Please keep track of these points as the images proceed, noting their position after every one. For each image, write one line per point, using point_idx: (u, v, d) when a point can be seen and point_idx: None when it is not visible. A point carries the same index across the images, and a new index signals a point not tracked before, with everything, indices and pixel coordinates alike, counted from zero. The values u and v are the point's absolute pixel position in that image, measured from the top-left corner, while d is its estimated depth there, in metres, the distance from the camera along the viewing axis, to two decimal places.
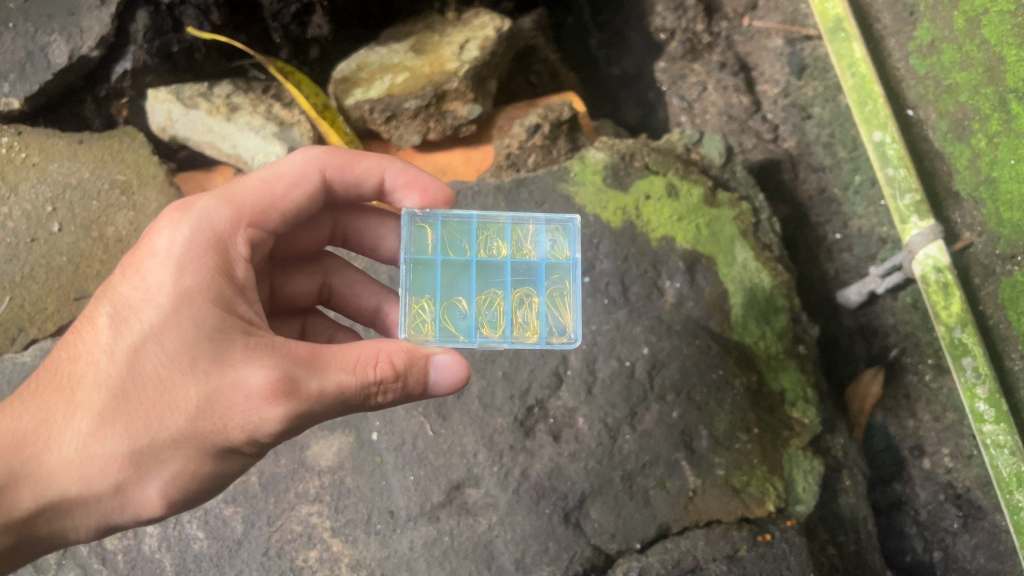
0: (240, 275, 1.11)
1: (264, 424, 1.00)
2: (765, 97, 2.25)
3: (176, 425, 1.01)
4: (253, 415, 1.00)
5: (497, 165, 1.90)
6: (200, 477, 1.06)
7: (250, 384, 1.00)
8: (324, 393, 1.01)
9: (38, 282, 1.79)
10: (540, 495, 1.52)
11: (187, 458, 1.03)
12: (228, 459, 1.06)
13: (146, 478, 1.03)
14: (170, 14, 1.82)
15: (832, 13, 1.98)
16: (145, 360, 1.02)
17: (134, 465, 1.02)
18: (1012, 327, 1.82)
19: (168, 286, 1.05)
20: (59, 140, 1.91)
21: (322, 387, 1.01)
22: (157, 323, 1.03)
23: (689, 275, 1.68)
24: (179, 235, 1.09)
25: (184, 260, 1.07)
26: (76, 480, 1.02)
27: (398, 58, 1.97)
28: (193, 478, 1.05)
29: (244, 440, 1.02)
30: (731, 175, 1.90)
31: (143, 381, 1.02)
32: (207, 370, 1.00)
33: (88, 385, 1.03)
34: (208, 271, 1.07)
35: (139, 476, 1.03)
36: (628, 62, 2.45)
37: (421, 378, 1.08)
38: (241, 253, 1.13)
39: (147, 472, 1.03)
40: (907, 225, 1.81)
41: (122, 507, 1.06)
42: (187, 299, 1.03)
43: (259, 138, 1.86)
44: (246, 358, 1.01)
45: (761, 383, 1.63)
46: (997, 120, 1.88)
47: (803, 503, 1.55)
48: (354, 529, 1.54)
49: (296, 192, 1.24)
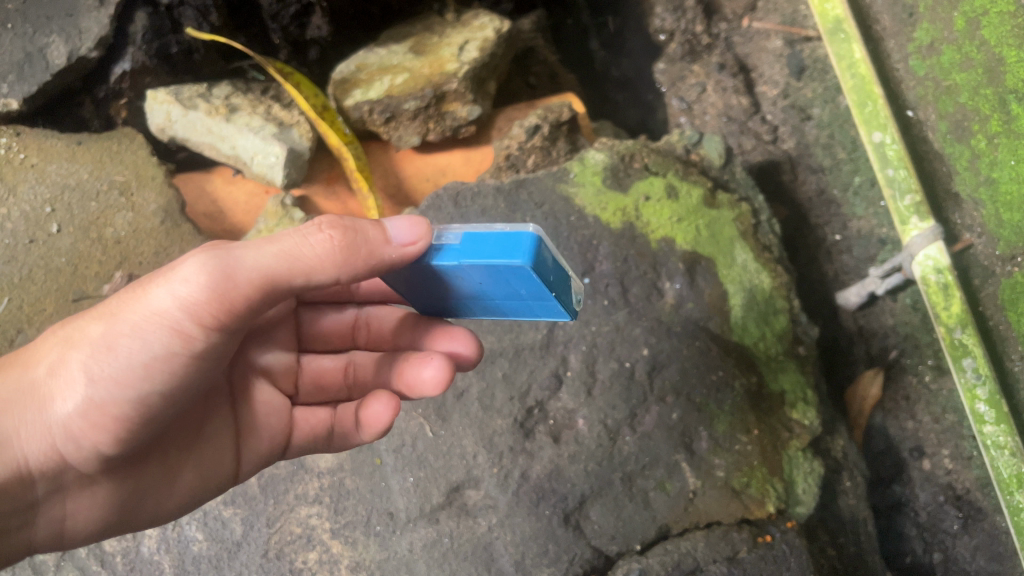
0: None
1: (185, 273, 0.98)
2: (765, 98, 2.25)
3: (111, 306, 1.03)
4: (180, 270, 0.99)
5: (497, 166, 1.89)
6: (123, 353, 0.99)
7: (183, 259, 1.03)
8: (250, 246, 0.99)
9: (37, 283, 1.77)
10: (540, 497, 1.51)
11: (115, 327, 1.00)
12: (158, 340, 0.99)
13: (76, 350, 1.02)
14: (169, 15, 1.82)
15: (832, 14, 1.98)
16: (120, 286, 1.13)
17: (68, 340, 1.03)
18: (1012, 328, 1.82)
19: None
20: (56, 141, 1.91)
21: (247, 245, 1.00)
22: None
23: (689, 276, 1.68)
24: None
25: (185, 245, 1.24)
26: (20, 366, 1.05)
27: (397, 60, 1.97)
28: (115, 353, 0.99)
29: (164, 295, 0.98)
30: (730, 176, 1.90)
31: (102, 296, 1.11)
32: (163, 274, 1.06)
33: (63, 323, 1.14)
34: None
35: (70, 349, 1.02)
36: (627, 63, 2.46)
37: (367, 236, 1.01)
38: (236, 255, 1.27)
39: (78, 344, 1.02)
40: (907, 226, 1.82)
41: (50, 393, 1.01)
42: None
43: (258, 139, 1.85)
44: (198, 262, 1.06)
45: (761, 384, 1.63)
46: (998, 120, 1.86)
47: (803, 504, 1.56)
48: (354, 530, 1.54)
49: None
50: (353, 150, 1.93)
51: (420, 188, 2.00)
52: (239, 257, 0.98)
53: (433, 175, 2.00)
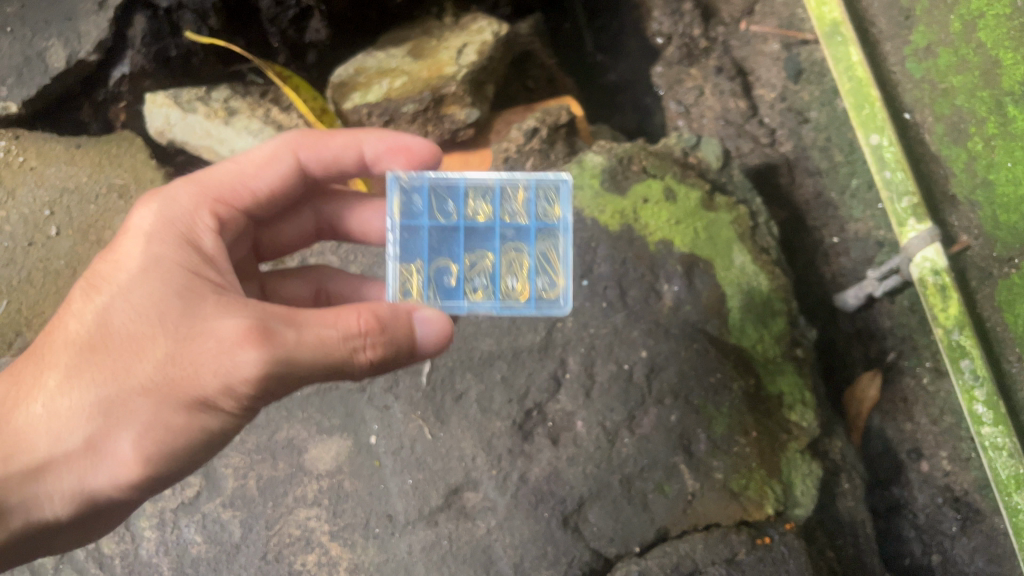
0: (207, 246, 1.14)
1: (237, 370, 0.96)
2: (763, 102, 2.26)
3: (145, 373, 0.99)
4: (226, 360, 0.97)
5: (495, 169, 1.88)
6: (174, 432, 1.00)
7: (222, 332, 0.98)
8: (300, 342, 0.98)
9: (36, 285, 1.79)
10: (539, 499, 1.52)
11: (158, 407, 0.99)
12: (203, 415, 1.01)
13: (116, 429, 1.01)
14: (168, 19, 1.80)
15: (828, 17, 1.98)
16: (115, 317, 1.04)
17: (104, 416, 1.00)
18: (1009, 329, 1.83)
19: (139, 256, 1.08)
20: (56, 145, 1.91)
21: (299, 338, 0.98)
22: (128, 284, 1.05)
23: (687, 278, 1.68)
24: (148, 216, 1.14)
25: (155, 232, 1.11)
26: (45, 435, 1.02)
27: (395, 63, 1.97)
28: (165, 433, 1.00)
29: (215, 391, 0.98)
30: (728, 179, 1.90)
31: (111, 334, 1.03)
32: (178, 322, 1.01)
33: (59, 346, 1.06)
34: (177, 244, 1.10)
35: (111, 428, 1.01)
36: (624, 66, 2.44)
37: (405, 334, 1.06)
38: (207, 226, 1.16)
39: (116, 421, 1.00)
40: (905, 228, 1.81)
41: (96, 467, 1.02)
42: (157, 266, 1.06)
43: (257, 142, 1.86)
44: (217, 312, 1.01)
45: (759, 386, 1.63)
46: (994, 122, 1.89)
47: (802, 506, 1.55)
48: (353, 533, 1.54)
49: (265, 174, 1.28)
50: None
51: None
52: (295, 364, 0.98)
53: None
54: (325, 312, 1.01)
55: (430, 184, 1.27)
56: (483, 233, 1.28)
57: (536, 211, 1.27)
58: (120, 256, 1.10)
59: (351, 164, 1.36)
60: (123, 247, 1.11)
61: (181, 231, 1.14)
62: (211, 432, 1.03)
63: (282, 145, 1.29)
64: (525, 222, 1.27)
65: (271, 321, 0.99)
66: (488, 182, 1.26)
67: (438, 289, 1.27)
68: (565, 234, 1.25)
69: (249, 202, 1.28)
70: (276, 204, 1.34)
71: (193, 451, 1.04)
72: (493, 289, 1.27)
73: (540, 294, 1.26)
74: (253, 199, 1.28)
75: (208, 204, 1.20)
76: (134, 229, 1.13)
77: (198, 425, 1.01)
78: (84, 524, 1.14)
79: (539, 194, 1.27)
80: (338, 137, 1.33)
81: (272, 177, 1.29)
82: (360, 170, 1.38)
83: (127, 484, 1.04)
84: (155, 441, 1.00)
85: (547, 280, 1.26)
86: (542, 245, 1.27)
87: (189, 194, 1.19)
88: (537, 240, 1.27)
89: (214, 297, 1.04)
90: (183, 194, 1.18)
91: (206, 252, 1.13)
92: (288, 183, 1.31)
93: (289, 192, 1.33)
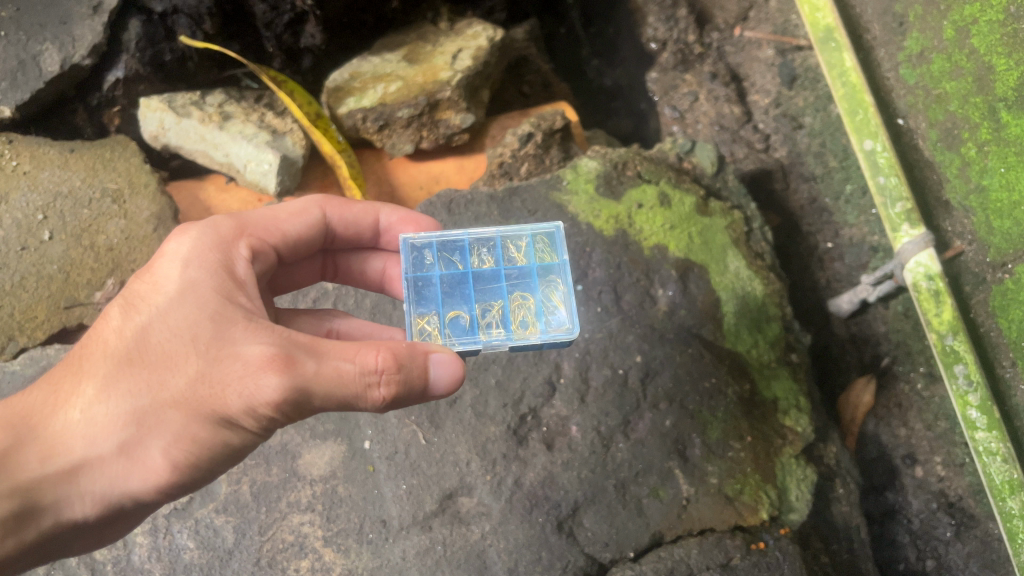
0: (242, 272, 1.12)
1: (261, 394, 0.96)
2: (756, 108, 2.27)
3: (178, 389, 1.00)
4: (250, 384, 0.97)
5: (490, 173, 1.89)
6: (202, 447, 1.01)
7: (250, 356, 0.98)
8: (320, 374, 0.97)
9: (28, 290, 1.74)
10: (533, 504, 1.51)
11: (187, 424, 0.99)
12: (230, 433, 1.01)
13: (148, 440, 1.00)
14: (163, 23, 1.85)
15: (822, 23, 1.99)
16: (151, 335, 1.03)
17: (136, 426, 1.00)
18: (1002, 334, 1.83)
19: (175, 277, 1.07)
20: (49, 149, 1.88)
21: (319, 369, 0.97)
22: (164, 304, 1.04)
23: (682, 283, 1.68)
24: (185, 240, 1.11)
25: (191, 255, 1.09)
26: (79, 443, 1.01)
27: (390, 68, 1.97)
28: (195, 447, 1.01)
29: (239, 411, 0.99)
30: (722, 184, 1.90)
31: (149, 350, 1.03)
32: (209, 343, 1.00)
33: (95, 358, 1.04)
34: (213, 268, 1.08)
35: (142, 438, 1.01)
36: (620, 72, 2.48)
37: (422, 375, 1.03)
38: (242, 256, 1.14)
39: (149, 433, 1.00)
40: (898, 233, 1.82)
41: (127, 475, 1.02)
42: (192, 288, 1.05)
43: (251, 146, 1.85)
44: (247, 336, 1.00)
45: (753, 391, 1.63)
46: (987, 128, 1.88)
47: (797, 511, 1.55)
48: (347, 538, 1.52)
49: (295, 221, 1.27)
50: (347, 158, 1.93)
51: (412, 196, 1.99)
52: (314, 393, 0.97)
53: (427, 183, 2.00)
54: (347, 346, 1.00)
55: (437, 244, 1.30)
56: (490, 281, 1.28)
57: (536, 256, 1.30)
58: (155, 276, 1.08)
59: (366, 228, 1.39)
60: (157, 268, 1.09)
61: (218, 255, 1.11)
62: (236, 448, 1.04)
63: (311, 201, 1.31)
64: (526, 266, 1.30)
65: (295, 351, 0.98)
66: (489, 235, 1.31)
67: (453, 331, 1.22)
68: (565, 271, 1.27)
69: (278, 243, 1.25)
70: (293, 253, 1.31)
71: (215, 464, 1.05)
72: (505, 325, 1.24)
73: (552, 327, 1.23)
74: (282, 240, 1.26)
75: (245, 237, 1.18)
76: (168, 252, 1.11)
77: (220, 442, 1.02)
78: (104, 528, 1.12)
79: (536, 244, 1.31)
80: (360, 203, 1.36)
81: (299, 226, 1.28)
82: (372, 237, 1.41)
83: (152, 491, 1.04)
84: (182, 453, 1.01)
85: (555, 314, 1.24)
86: (548, 282, 1.28)
87: (225, 220, 1.17)
88: (540, 279, 1.28)
89: (245, 320, 1.03)
90: (221, 221, 1.16)
91: (239, 277, 1.11)
92: (310, 234, 1.31)
93: (309, 244, 1.32)
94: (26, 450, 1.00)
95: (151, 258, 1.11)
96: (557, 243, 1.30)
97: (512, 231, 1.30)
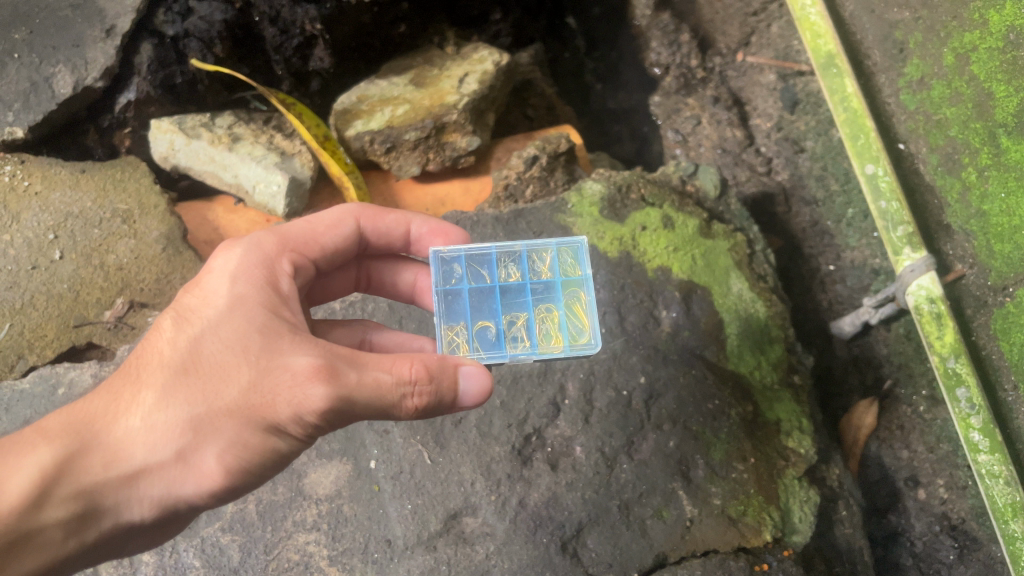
0: (285, 289, 1.13)
1: (308, 403, 0.98)
2: (759, 131, 2.30)
3: (231, 397, 1.00)
4: (298, 394, 0.98)
5: (495, 196, 1.90)
6: (252, 454, 1.02)
7: (298, 367, 1.00)
8: (363, 384, 0.99)
9: (38, 308, 1.74)
10: (537, 524, 1.52)
11: (239, 431, 1.00)
12: (276, 441, 1.02)
13: (204, 447, 1.00)
14: (174, 47, 1.88)
15: (824, 50, 2.01)
16: (203, 346, 1.04)
17: (192, 434, 1.00)
18: (1004, 356, 1.84)
19: (223, 292, 1.08)
20: (61, 170, 1.87)
21: (361, 379, 1.00)
22: (215, 318, 1.05)
23: (685, 304, 1.70)
24: (232, 256, 1.13)
25: (238, 270, 1.11)
26: (137, 450, 1.00)
27: (398, 91, 2.00)
28: (245, 454, 1.01)
29: (287, 419, 1.00)
30: (725, 208, 1.92)
31: (202, 360, 1.03)
32: (258, 354, 1.02)
33: (151, 367, 1.04)
34: (259, 284, 1.10)
35: (196, 445, 1.00)
36: (622, 96, 2.50)
37: (451, 387, 1.05)
38: (285, 272, 1.16)
39: (204, 440, 1.00)
40: (901, 257, 1.83)
41: (181, 481, 1.01)
42: (240, 302, 1.06)
43: (260, 168, 1.87)
44: (294, 348, 1.02)
45: (756, 413, 1.65)
46: (987, 153, 1.91)
47: (800, 533, 1.56)
48: (351, 558, 1.53)
49: (332, 234, 1.29)
50: (354, 180, 1.95)
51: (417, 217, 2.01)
52: (356, 402, 0.99)
53: (433, 205, 2.01)
54: (385, 358, 1.03)
55: (466, 256, 1.30)
56: (516, 293, 1.30)
57: (561, 269, 1.31)
58: (204, 291, 1.09)
59: (398, 239, 1.39)
60: (206, 283, 1.10)
61: (262, 271, 1.13)
62: (281, 456, 1.05)
63: (345, 213, 1.32)
64: (550, 279, 1.30)
65: (338, 362, 1.00)
66: (515, 246, 1.31)
67: (482, 345, 1.25)
68: (589, 286, 1.29)
69: (315, 257, 1.27)
70: (329, 264, 1.32)
71: (261, 470, 1.06)
72: (531, 339, 1.26)
73: (574, 340, 1.25)
74: (320, 254, 1.27)
75: (287, 255, 1.19)
76: (215, 268, 1.12)
77: (269, 448, 1.03)
78: (150, 535, 1.11)
79: (560, 256, 1.31)
80: (392, 213, 1.37)
81: (335, 238, 1.30)
82: (404, 248, 1.42)
83: (205, 496, 1.03)
84: (234, 459, 1.01)
85: (578, 328, 1.26)
86: (570, 295, 1.29)
87: (265, 237, 1.18)
88: (564, 293, 1.29)
89: (290, 334, 1.05)
90: (264, 238, 1.18)
91: (282, 293, 1.13)
92: (344, 247, 1.32)
93: (343, 256, 1.33)
94: (88, 457, 0.99)
95: (198, 275, 1.13)
96: (580, 257, 1.31)
97: (538, 244, 1.30)
